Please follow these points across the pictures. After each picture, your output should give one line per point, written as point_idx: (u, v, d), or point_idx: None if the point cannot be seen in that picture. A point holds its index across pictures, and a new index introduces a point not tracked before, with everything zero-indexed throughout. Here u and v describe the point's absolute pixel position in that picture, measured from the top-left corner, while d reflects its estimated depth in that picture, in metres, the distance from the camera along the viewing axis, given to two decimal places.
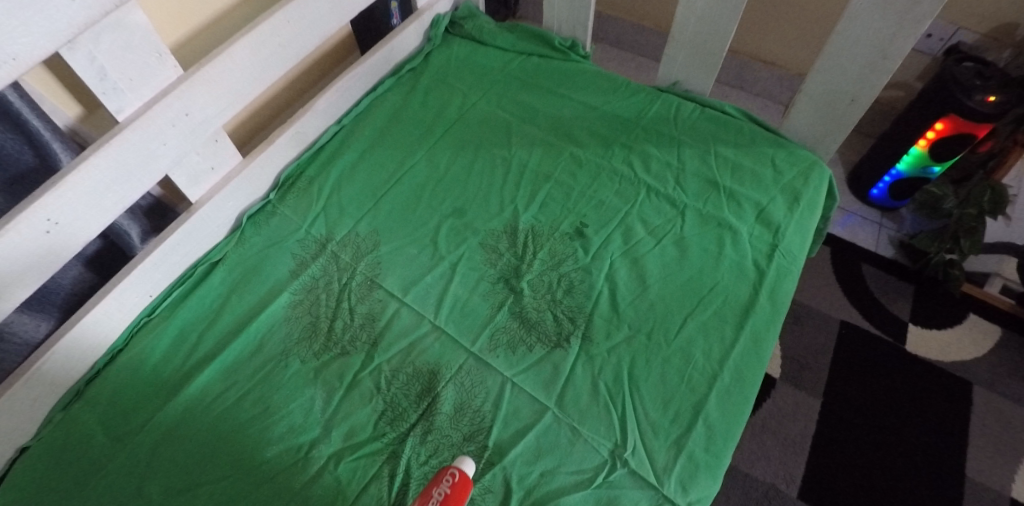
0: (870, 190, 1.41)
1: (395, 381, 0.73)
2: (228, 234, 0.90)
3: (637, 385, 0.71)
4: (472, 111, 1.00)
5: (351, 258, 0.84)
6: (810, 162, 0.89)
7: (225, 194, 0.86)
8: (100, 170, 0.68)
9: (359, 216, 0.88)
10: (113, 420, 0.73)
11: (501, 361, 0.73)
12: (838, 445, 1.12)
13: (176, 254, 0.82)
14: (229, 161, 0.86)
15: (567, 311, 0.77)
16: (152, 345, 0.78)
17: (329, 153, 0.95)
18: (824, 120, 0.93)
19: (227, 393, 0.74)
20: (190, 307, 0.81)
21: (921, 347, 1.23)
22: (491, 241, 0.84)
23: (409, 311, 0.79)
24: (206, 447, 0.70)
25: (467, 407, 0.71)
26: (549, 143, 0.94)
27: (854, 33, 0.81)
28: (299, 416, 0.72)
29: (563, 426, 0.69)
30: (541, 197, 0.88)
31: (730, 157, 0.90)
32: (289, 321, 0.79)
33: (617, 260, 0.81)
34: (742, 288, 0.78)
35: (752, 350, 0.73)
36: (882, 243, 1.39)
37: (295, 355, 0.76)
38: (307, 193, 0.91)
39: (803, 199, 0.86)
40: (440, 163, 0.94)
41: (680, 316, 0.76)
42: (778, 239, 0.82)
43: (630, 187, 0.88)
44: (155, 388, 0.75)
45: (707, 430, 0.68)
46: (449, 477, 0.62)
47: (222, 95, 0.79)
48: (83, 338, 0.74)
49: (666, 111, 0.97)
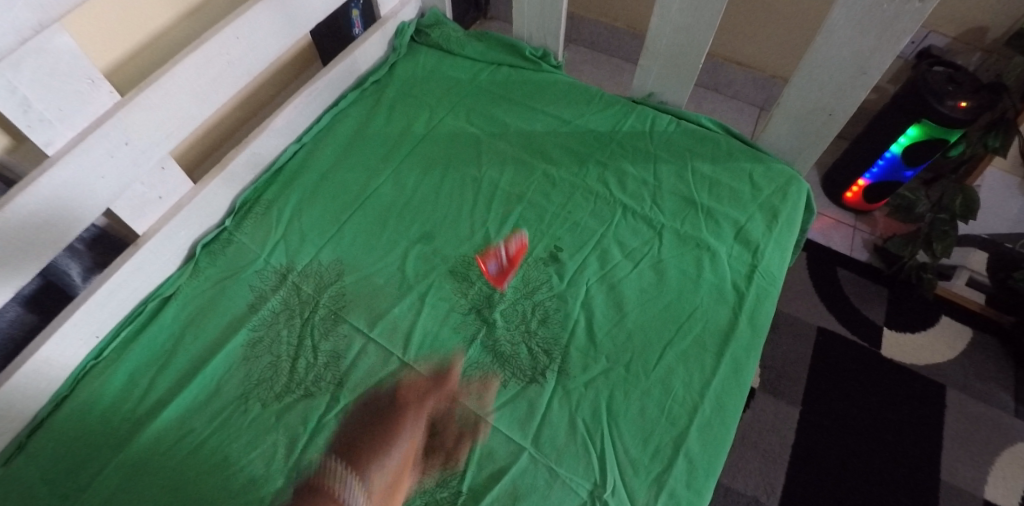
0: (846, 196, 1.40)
1: (363, 424, 0.69)
2: (182, 265, 0.84)
3: (616, 420, 0.69)
4: (440, 126, 0.95)
5: (313, 289, 0.79)
6: (788, 177, 0.87)
7: (175, 224, 0.81)
8: (28, 209, 0.63)
9: (322, 243, 0.84)
10: (58, 475, 0.67)
11: (474, 399, 0.70)
12: (817, 455, 1.12)
13: (123, 291, 0.77)
14: (179, 188, 0.82)
15: (542, 343, 0.74)
16: (100, 391, 0.73)
17: (289, 175, 0.90)
18: (801, 133, 0.91)
19: (181, 442, 0.69)
20: (141, 348, 0.76)
21: (897, 351, 1.24)
22: (461, 269, 0.81)
23: (377, 347, 0.75)
24: (160, 504, 0.65)
25: (439, 450, 0.67)
26: (521, 161, 0.91)
27: (833, 47, 0.79)
28: (260, 466, 0.67)
29: (540, 467, 0.66)
30: (513, 219, 0.85)
31: (706, 174, 0.88)
32: (248, 360, 0.74)
33: (593, 286, 0.78)
34: (722, 313, 0.76)
35: (732, 379, 0.72)
36: (857, 247, 1.39)
37: (255, 399, 0.72)
38: (266, 219, 0.86)
39: (781, 216, 0.84)
40: (407, 183, 0.90)
41: (659, 345, 0.74)
42: (757, 259, 0.80)
43: (605, 207, 0.85)
44: (103, 439, 0.70)
45: (688, 466, 0.66)
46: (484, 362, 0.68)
47: (167, 121, 0.74)
48: (23, 387, 0.69)
49: (641, 125, 0.94)
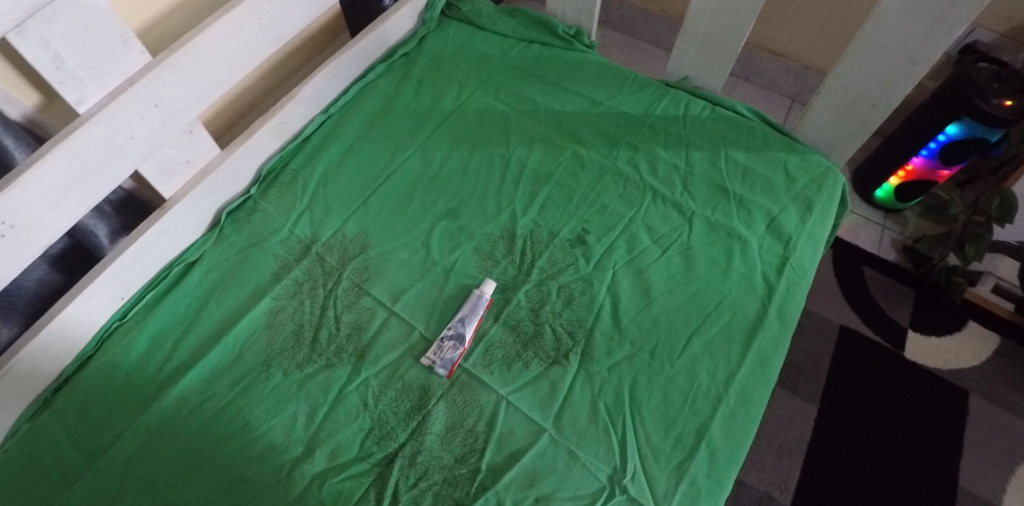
0: (884, 186, 1.33)
1: (384, 397, 0.69)
2: (207, 231, 0.84)
3: (639, 406, 0.68)
4: (469, 102, 0.94)
5: (337, 261, 0.79)
6: (824, 169, 0.85)
7: (202, 189, 0.80)
8: (59, 166, 0.63)
9: (347, 215, 0.83)
10: (83, 432, 0.68)
11: (495, 378, 0.70)
12: (834, 454, 1.10)
13: (149, 254, 0.77)
14: (206, 153, 0.81)
15: (567, 325, 0.73)
16: (125, 351, 0.73)
17: (315, 145, 0.90)
18: (841, 124, 0.89)
19: (203, 406, 0.69)
20: (164, 311, 0.76)
21: (920, 354, 1.21)
22: (486, 247, 0.80)
23: (399, 321, 0.74)
24: (181, 465, 0.66)
25: (459, 426, 0.67)
26: (551, 141, 0.89)
27: (882, 35, 0.76)
28: (280, 433, 0.68)
29: (560, 449, 0.66)
30: (540, 199, 0.84)
31: (740, 162, 0.85)
32: (270, 328, 0.74)
33: (620, 270, 0.77)
34: (751, 303, 0.74)
35: (758, 371, 0.70)
36: (885, 246, 1.35)
37: (277, 366, 0.72)
38: (291, 188, 0.86)
39: (815, 208, 0.81)
40: (434, 159, 0.88)
41: (685, 333, 0.72)
42: (789, 251, 0.78)
43: (635, 191, 0.84)
44: (126, 400, 0.70)
45: (710, 456, 0.65)
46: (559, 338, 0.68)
47: (197, 84, 0.74)
48: (50, 344, 0.70)
49: (674, 109, 0.91)
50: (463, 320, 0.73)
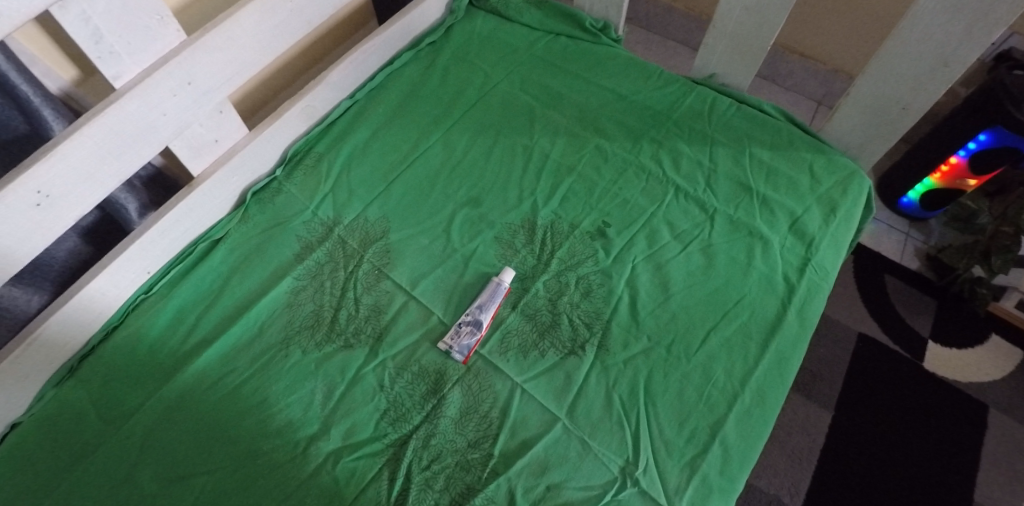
0: (925, 180, 1.26)
1: (400, 379, 0.70)
2: (232, 210, 0.86)
3: (653, 400, 0.68)
4: (493, 92, 0.94)
5: (358, 244, 0.80)
6: (850, 172, 0.84)
7: (229, 169, 0.82)
8: (94, 139, 0.64)
9: (369, 199, 0.84)
10: (107, 400, 0.69)
11: (511, 365, 0.70)
12: (847, 461, 1.09)
13: (176, 230, 0.79)
14: (234, 133, 0.82)
15: (584, 316, 0.73)
16: (149, 323, 0.75)
17: (341, 130, 0.91)
18: (870, 126, 0.88)
19: (223, 380, 0.71)
20: (188, 286, 0.78)
21: (939, 365, 1.19)
22: (507, 236, 0.80)
23: (418, 305, 0.75)
24: (201, 436, 0.67)
25: (473, 411, 0.68)
26: (574, 133, 0.89)
27: (917, 37, 0.75)
28: (297, 410, 0.69)
29: (573, 438, 0.66)
30: (562, 191, 0.84)
31: (764, 161, 0.85)
32: (291, 307, 0.75)
33: (639, 264, 0.77)
34: (770, 303, 0.74)
35: (776, 371, 0.70)
36: (907, 254, 1.33)
37: (296, 345, 0.73)
38: (315, 171, 0.87)
39: (840, 210, 0.80)
40: (457, 147, 0.89)
41: (702, 329, 0.72)
42: (811, 252, 0.77)
43: (657, 186, 0.84)
44: (149, 370, 0.72)
45: (723, 453, 0.65)
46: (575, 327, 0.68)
47: (229, 64, 0.75)
48: (78, 313, 0.71)
49: (699, 106, 0.91)
50: (480, 307, 0.73)
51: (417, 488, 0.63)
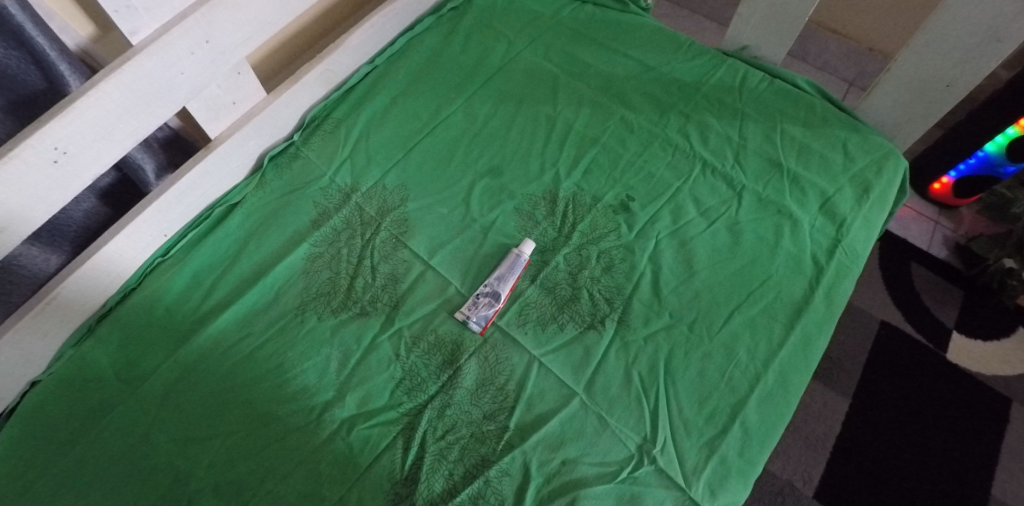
0: (1008, 130, 1.10)
1: (416, 349, 0.69)
2: (249, 175, 0.85)
3: (673, 378, 0.66)
4: (516, 61, 0.92)
5: (376, 212, 0.79)
6: (886, 151, 0.81)
7: (246, 132, 0.80)
8: (111, 97, 0.62)
9: (387, 167, 0.83)
10: (124, 361, 0.69)
11: (529, 338, 0.69)
12: (863, 449, 1.07)
13: (193, 193, 0.78)
14: (251, 96, 0.81)
15: (605, 291, 0.72)
16: (165, 286, 0.74)
17: (360, 96, 0.89)
18: (909, 105, 0.84)
19: (239, 345, 0.70)
20: (205, 250, 0.77)
21: (962, 356, 1.16)
22: (527, 207, 0.79)
23: (435, 275, 0.74)
24: (216, 400, 0.67)
25: (489, 383, 0.67)
26: (599, 105, 0.87)
27: (967, 10, 0.71)
28: (312, 377, 0.68)
29: (590, 414, 0.65)
30: (585, 162, 0.82)
31: (797, 138, 0.82)
32: (307, 274, 0.75)
33: (663, 240, 0.75)
34: (798, 284, 0.72)
35: (800, 353, 0.68)
36: (935, 242, 1.29)
37: (312, 311, 0.72)
38: (333, 137, 0.85)
39: (874, 191, 0.77)
40: (478, 116, 0.87)
41: (726, 308, 0.70)
42: (842, 234, 0.74)
43: (684, 160, 0.81)
44: (165, 333, 0.71)
45: (743, 434, 0.64)
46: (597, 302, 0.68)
47: (246, 23, 0.73)
48: (96, 274, 0.71)
49: (730, 79, 0.88)
50: (499, 279, 0.72)
51: (431, 457, 0.63)
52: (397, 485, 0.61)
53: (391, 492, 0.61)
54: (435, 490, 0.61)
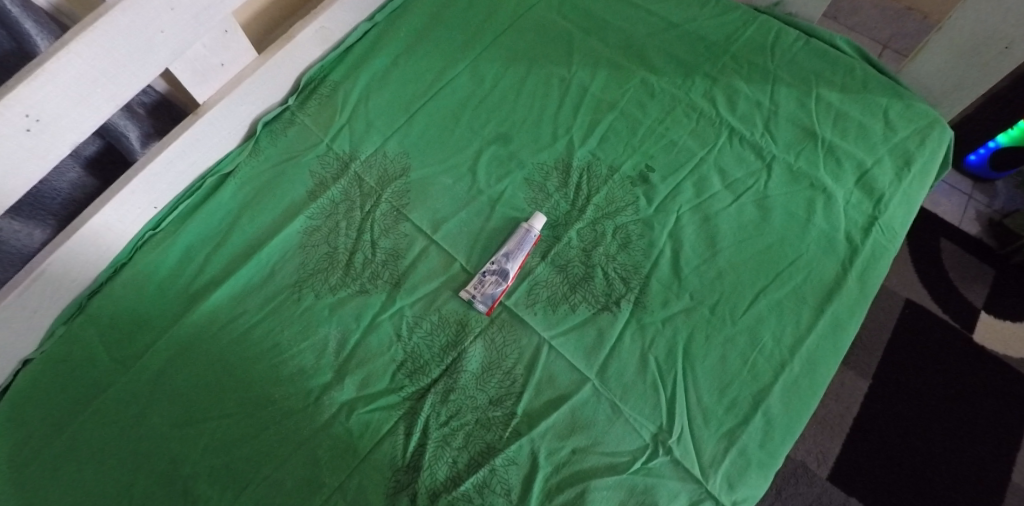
0: None
1: (419, 330, 0.65)
2: (242, 142, 0.79)
3: (693, 364, 0.62)
4: (527, 17, 0.85)
5: (376, 182, 0.74)
6: (931, 119, 0.73)
7: (237, 96, 0.75)
8: (84, 57, 0.57)
9: (389, 132, 0.78)
10: (116, 339, 0.66)
11: (539, 319, 0.65)
12: (881, 432, 1.03)
13: (182, 161, 0.73)
14: (242, 57, 0.75)
15: (621, 269, 0.67)
16: (157, 260, 0.70)
17: (358, 57, 0.83)
18: (958, 69, 0.77)
19: (233, 323, 0.67)
20: (197, 223, 0.73)
21: (990, 338, 1.10)
22: (538, 178, 0.74)
23: (439, 250, 0.70)
24: (210, 381, 0.64)
25: (496, 367, 0.63)
26: (617, 66, 0.80)
27: None
28: (310, 358, 0.65)
29: (602, 401, 0.61)
30: (601, 129, 0.76)
31: (833, 104, 0.75)
32: (303, 249, 0.70)
33: (685, 215, 0.70)
34: (829, 264, 0.66)
35: (829, 340, 0.63)
36: (968, 218, 1.21)
37: (309, 288, 0.68)
38: (330, 101, 0.80)
39: (916, 164, 0.71)
40: (485, 78, 0.81)
41: (751, 290, 0.65)
42: (879, 210, 0.68)
43: (709, 127, 0.75)
44: (157, 310, 0.68)
45: (765, 425, 0.60)
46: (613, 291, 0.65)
47: None
48: (82, 248, 0.67)
49: (762, 38, 0.80)
50: (507, 255, 0.67)
51: (435, 444, 0.59)
52: (399, 473, 0.58)
53: (393, 479, 0.58)
54: (438, 478, 0.58)
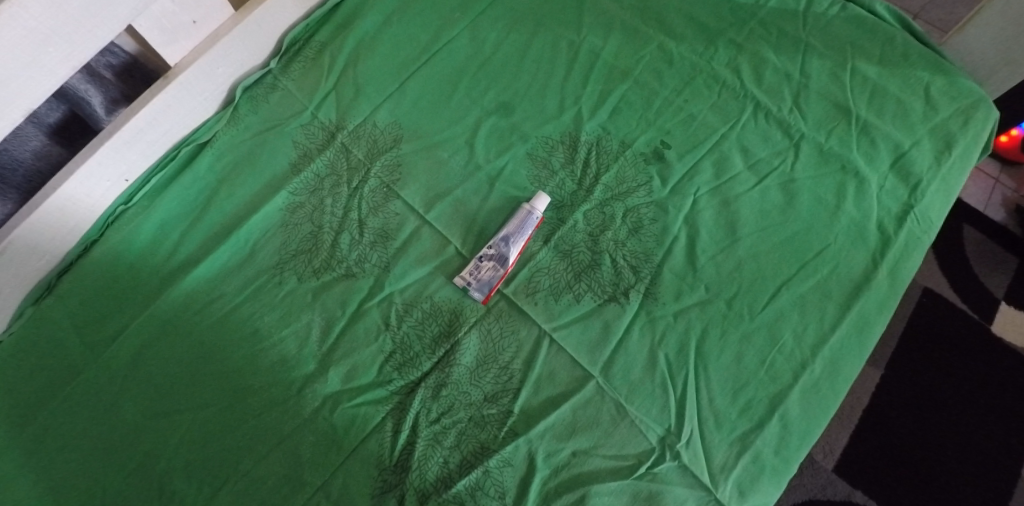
0: None
1: (409, 318, 0.60)
2: (221, 109, 0.73)
3: (706, 363, 0.57)
4: None
5: (365, 155, 0.68)
6: (976, 98, 0.66)
7: (212, 58, 0.68)
8: (30, 11, 0.50)
9: (379, 100, 0.71)
10: (86, 321, 0.61)
11: (539, 310, 0.60)
12: (892, 425, 0.93)
13: (155, 130, 0.67)
14: (216, 15, 0.68)
15: (630, 257, 0.61)
16: (131, 237, 0.65)
17: (347, 16, 0.76)
18: (1010, 42, 0.70)
19: (212, 307, 0.62)
20: (173, 197, 0.67)
21: (1011, 331, 0.98)
22: (542, 153, 0.67)
23: (432, 232, 0.64)
24: (188, 368, 0.59)
25: (493, 360, 0.58)
26: (632, 29, 0.73)
27: None
28: (292, 346, 0.60)
29: (606, 401, 0.56)
30: (613, 100, 0.69)
31: (870, 78, 0.68)
32: (286, 227, 0.65)
33: (703, 197, 0.64)
34: (858, 256, 0.61)
35: (855, 338, 0.58)
36: (992, 204, 1.07)
37: (291, 271, 0.63)
38: (317, 63, 0.73)
39: (958, 147, 0.64)
40: (486, 41, 0.74)
41: (772, 283, 0.60)
42: (915, 198, 0.62)
43: (732, 101, 0.68)
44: (130, 291, 0.62)
45: (781, 430, 0.55)
46: (620, 288, 0.60)
47: None
48: (48, 223, 0.61)
49: (794, 2, 0.73)
50: (507, 239, 0.61)
51: (425, 443, 0.55)
52: (386, 472, 0.54)
53: (380, 479, 0.54)
54: (427, 479, 0.54)
